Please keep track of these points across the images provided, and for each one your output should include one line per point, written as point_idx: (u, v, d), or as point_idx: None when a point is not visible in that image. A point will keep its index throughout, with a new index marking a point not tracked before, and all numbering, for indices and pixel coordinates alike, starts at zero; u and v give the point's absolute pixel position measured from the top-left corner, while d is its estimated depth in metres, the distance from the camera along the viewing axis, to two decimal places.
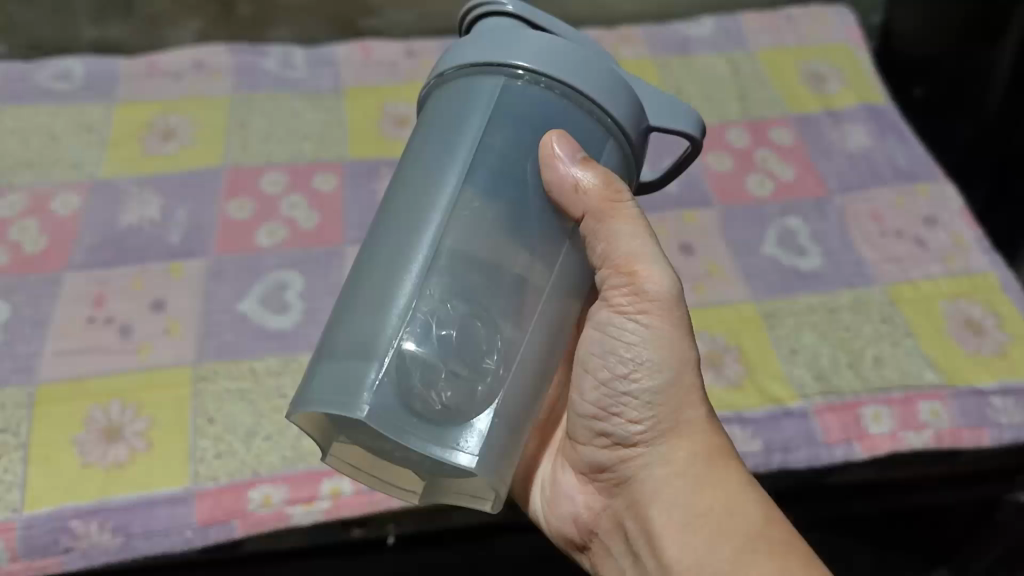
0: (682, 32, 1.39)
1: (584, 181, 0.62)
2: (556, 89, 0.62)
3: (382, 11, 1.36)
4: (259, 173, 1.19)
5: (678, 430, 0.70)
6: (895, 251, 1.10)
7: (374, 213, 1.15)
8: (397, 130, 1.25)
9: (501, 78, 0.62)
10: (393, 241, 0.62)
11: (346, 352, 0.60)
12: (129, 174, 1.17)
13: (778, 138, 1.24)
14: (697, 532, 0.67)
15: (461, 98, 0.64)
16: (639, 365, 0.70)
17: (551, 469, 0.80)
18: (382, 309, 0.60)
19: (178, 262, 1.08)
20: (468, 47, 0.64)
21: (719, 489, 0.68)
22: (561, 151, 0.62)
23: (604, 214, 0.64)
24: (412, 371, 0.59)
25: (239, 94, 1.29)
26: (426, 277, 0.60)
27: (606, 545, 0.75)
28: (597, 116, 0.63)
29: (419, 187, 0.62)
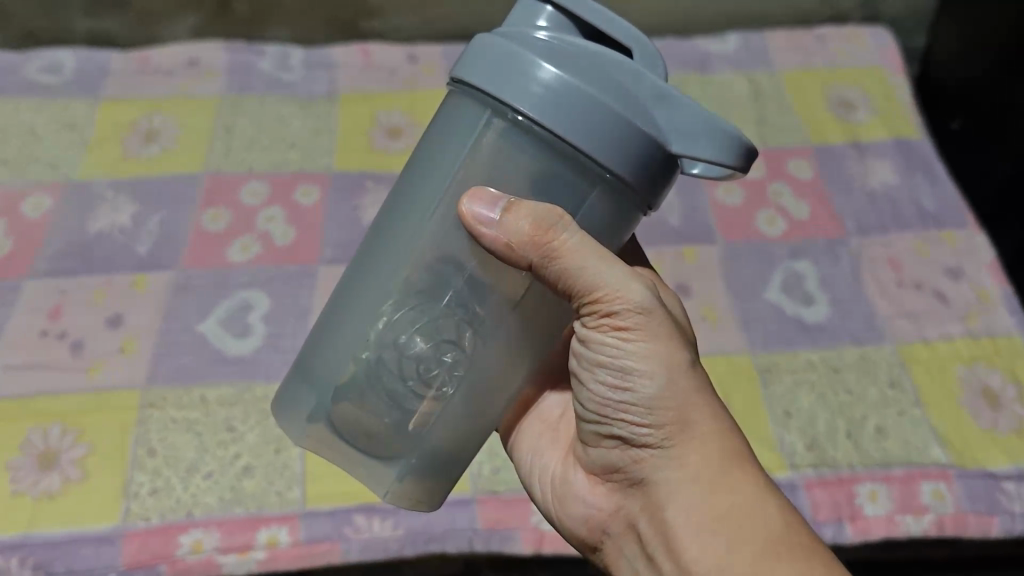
0: (702, 48, 1.30)
1: (513, 235, 0.49)
2: (544, 137, 0.48)
3: (384, 13, 1.30)
4: (239, 182, 1.14)
5: (687, 430, 0.56)
6: (913, 305, 1.01)
7: (354, 229, 1.09)
8: (388, 141, 1.18)
9: (490, 110, 0.49)
10: (375, 244, 0.54)
11: (311, 363, 0.55)
12: (106, 177, 1.12)
13: (795, 170, 1.15)
14: (715, 536, 0.53)
15: (455, 123, 0.51)
16: (632, 371, 0.55)
17: (559, 460, 0.67)
18: (350, 324, 0.54)
19: (143, 274, 1.02)
20: (471, 52, 0.50)
21: (739, 492, 0.54)
22: (478, 211, 0.49)
23: (543, 259, 0.50)
24: (365, 403, 0.54)
25: (229, 95, 1.24)
26: (396, 304, 0.52)
27: (619, 548, 0.61)
28: (589, 167, 0.48)
29: (405, 198, 0.53)
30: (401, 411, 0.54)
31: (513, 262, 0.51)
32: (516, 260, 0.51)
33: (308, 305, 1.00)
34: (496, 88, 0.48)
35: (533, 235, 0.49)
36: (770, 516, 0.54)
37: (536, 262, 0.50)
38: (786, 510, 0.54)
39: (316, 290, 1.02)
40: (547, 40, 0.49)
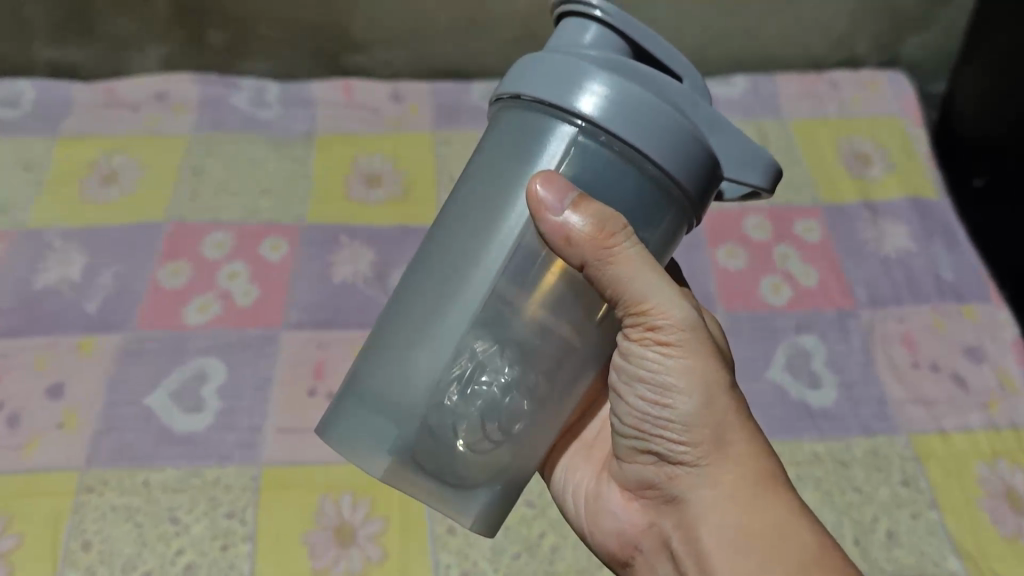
0: (707, 92, 1.21)
1: (576, 230, 0.49)
2: (613, 146, 0.50)
3: (370, 48, 1.21)
4: (203, 231, 1.05)
5: (722, 447, 0.56)
6: (929, 389, 0.92)
7: (323, 287, 1.00)
8: (366, 190, 1.10)
9: (555, 119, 0.51)
10: (440, 263, 0.53)
11: (373, 388, 0.53)
12: (61, 224, 1.04)
13: (803, 233, 1.06)
14: (749, 558, 0.54)
15: (517, 138, 0.53)
16: (669, 389, 0.56)
17: (594, 475, 0.67)
18: (417, 347, 0.52)
19: (91, 337, 0.94)
20: (528, 67, 0.52)
21: (773, 516, 0.55)
22: (546, 200, 0.49)
23: (601, 258, 0.50)
24: (438, 428, 0.52)
25: (200, 133, 1.16)
26: (470, 328, 0.52)
27: (652, 565, 0.62)
28: (652, 173, 0.50)
29: (473, 213, 0.53)
30: (478, 441, 0.53)
31: (568, 257, 0.51)
32: (567, 254, 0.51)
33: (268, 377, 0.92)
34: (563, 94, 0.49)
35: (594, 238, 0.50)
36: (806, 540, 0.54)
37: (591, 263, 0.51)
38: (817, 533, 0.55)
39: (278, 362, 0.93)
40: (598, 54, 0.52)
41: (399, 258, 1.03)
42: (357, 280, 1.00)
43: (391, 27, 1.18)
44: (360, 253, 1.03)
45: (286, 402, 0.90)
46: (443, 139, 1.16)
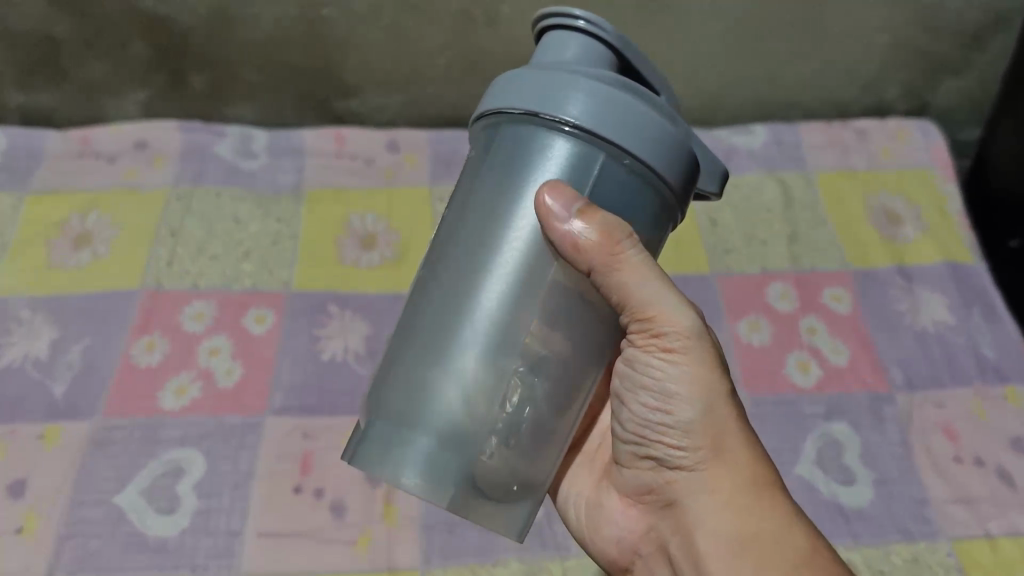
0: (725, 142, 1.13)
1: (583, 237, 0.51)
2: (609, 154, 0.52)
3: (363, 92, 1.12)
4: (181, 301, 0.96)
5: (722, 453, 0.59)
6: (972, 486, 0.84)
7: (311, 364, 0.92)
8: (359, 253, 1.02)
9: (549, 132, 0.53)
10: (448, 283, 0.54)
11: (397, 417, 0.53)
12: (26, 294, 0.96)
13: (830, 303, 0.98)
14: (743, 559, 0.57)
15: (516, 147, 0.54)
16: (671, 395, 0.59)
17: (593, 483, 0.70)
18: (439, 369, 0.52)
19: (57, 425, 0.86)
20: (518, 82, 0.54)
21: (770, 518, 0.57)
22: (555, 207, 0.51)
23: (610, 267, 0.53)
24: (470, 444, 0.52)
25: (179, 187, 1.07)
26: (493, 341, 0.52)
27: (651, 568, 0.64)
28: (643, 177, 0.53)
29: (474, 230, 0.54)
30: (500, 441, 0.53)
31: (576, 262, 0.54)
32: (580, 258, 0.53)
33: (248, 472, 0.84)
34: (557, 104, 0.52)
35: (605, 244, 0.52)
36: (798, 543, 0.57)
37: (598, 268, 0.53)
38: (809, 534, 0.57)
39: (258, 457, 0.85)
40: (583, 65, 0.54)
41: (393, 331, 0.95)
42: (348, 356, 0.92)
43: (384, 69, 1.09)
44: (351, 326, 0.95)
45: (267, 501, 0.82)
46: (441, 194, 1.08)
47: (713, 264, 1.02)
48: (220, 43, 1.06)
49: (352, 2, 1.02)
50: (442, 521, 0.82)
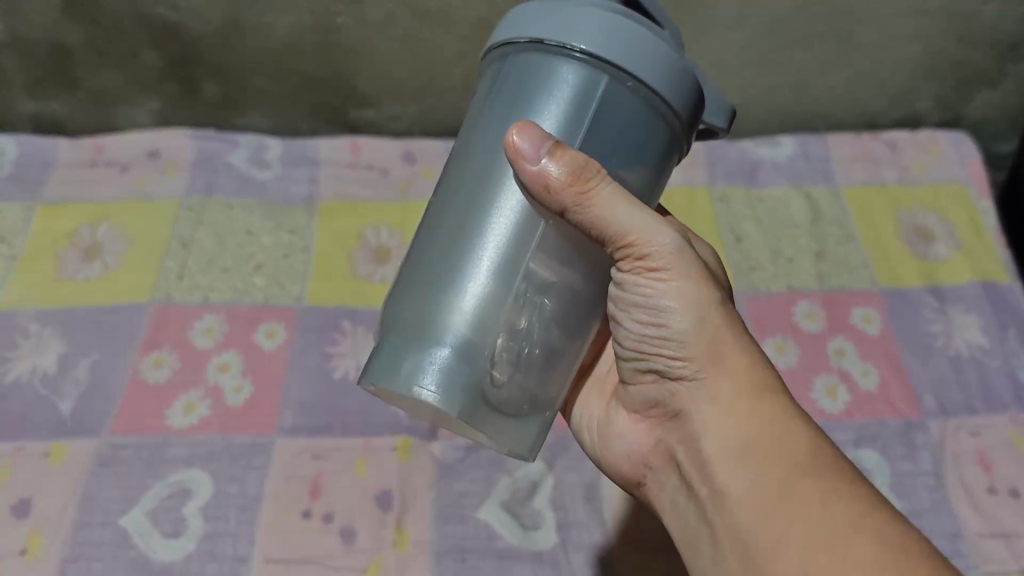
0: (750, 154, 1.10)
1: (552, 175, 0.54)
2: (622, 80, 0.58)
3: (379, 102, 1.10)
4: (191, 315, 0.94)
5: (717, 362, 0.59)
6: (1008, 519, 0.80)
7: (323, 381, 0.90)
8: (373, 267, 0.99)
9: (561, 61, 0.59)
10: (465, 214, 0.60)
11: (416, 333, 0.59)
12: (34, 306, 0.94)
13: (859, 323, 0.94)
14: (745, 463, 0.56)
15: (529, 81, 0.60)
16: (662, 311, 0.59)
17: (603, 406, 0.72)
18: (454, 293, 0.59)
19: (63, 443, 0.84)
20: (533, 17, 0.60)
21: (770, 421, 0.57)
22: (525, 149, 0.55)
23: (580, 200, 0.55)
24: (480, 360, 0.58)
25: (192, 197, 1.06)
26: (503, 268, 0.58)
27: (661, 481, 0.65)
28: (651, 101, 0.59)
29: (489, 160, 0.60)
30: (508, 363, 0.59)
31: (548, 204, 0.56)
32: (550, 201, 0.56)
33: (255, 495, 0.81)
34: (569, 33, 0.57)
35: (572, 181, 0.54)
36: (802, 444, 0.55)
37: (570, 206, 0.56)
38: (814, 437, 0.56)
39: (266, 479, 0.82)
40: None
41: None
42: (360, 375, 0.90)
43: (401, 78, 1.07)
44: (364, 344, 0.93)
45: (275, 525, 0.80)
46: None
47: (737, 281, 0.99)
48: (235, 51, 1.04)
49: (369, 9, 1.00)
50: (455, 548, 0.79)
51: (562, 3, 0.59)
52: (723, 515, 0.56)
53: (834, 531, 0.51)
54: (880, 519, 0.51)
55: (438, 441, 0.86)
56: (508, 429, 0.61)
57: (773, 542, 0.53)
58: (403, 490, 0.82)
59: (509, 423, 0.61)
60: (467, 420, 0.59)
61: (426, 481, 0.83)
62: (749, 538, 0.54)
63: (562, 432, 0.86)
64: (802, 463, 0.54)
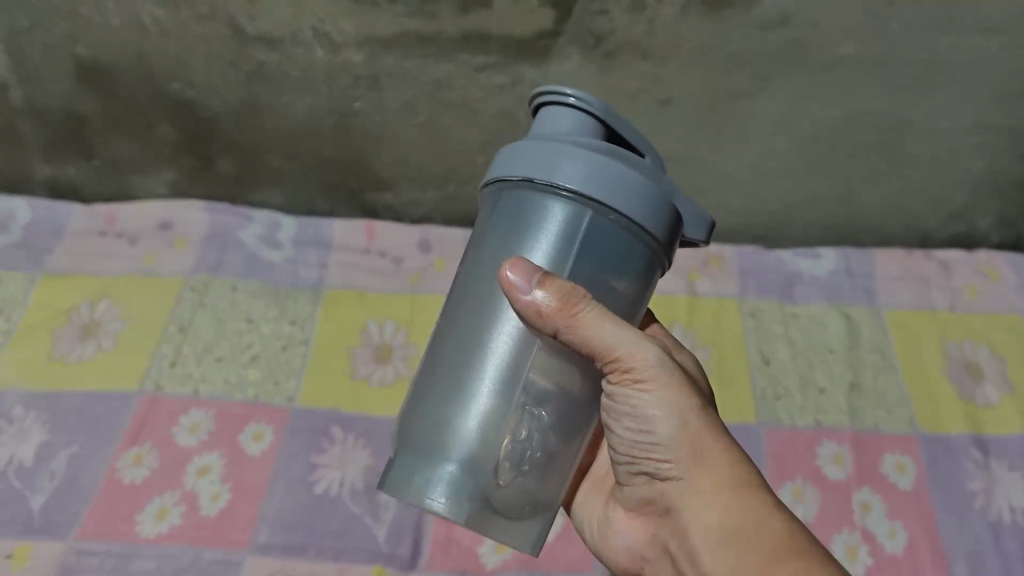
0: (785, 266, 1.04)
1: (544, 305, 0.53)
2: (607, 216, 0.56)
3: (397, 186, 1.06)
4: (178, 410, 0.90)
5: (701, 462, 0.57)
6: None
7: (304, 495, 0.84)
8: (373, 368, 0.94)
9: (546, 196, 0.57)
10: (469, 323, 0.59)
11: (425, 437, 0.57)
12: (22, 387, 0.92)
13: (891, 474, 0.86)
14: (728, 552, 0.55)
15: (516, 214, 0.58)
16: (648, 420, 0.58)
17: (602, 502, 0.68)
18: (459, 396, 0.57)
19: (27, 544, 0.81)
20: (520, 154, 0.58)
21: (751, 514, 0.55)
22: (515, 281, 0.54)
23: (571, 325, 0.54)
24: (485, 467, 0.56)
25: (197, 277, 1.02)
26: (506, 379, 0.57)
27: (658, 572, 0.63)
28: (637, 235, 0.56)
29: (487, 280, 0.59)
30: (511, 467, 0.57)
31: (540, 327, 0.55)
32: (542, 326, 0.54)
33: None
34: (552, 174, 0.55)
35: (561, 306, 0.53)
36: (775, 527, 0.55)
37: (562, 331, 0.54)
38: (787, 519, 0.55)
39: None
40: (576, 138, 0.57)
41: None
42: (343, 490, 0.85)
43: (420, 164, 1.02)
44: (352, 454, 0.87)
45: None
46: None
47: (762, 412, 0.90)
48: (251, 129, 1.01)
49: (388, 96, 0.96)
50: None
51: (550, 140, 0.57)
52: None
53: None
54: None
55: (416, 573, 0.80)
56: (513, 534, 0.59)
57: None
58: None
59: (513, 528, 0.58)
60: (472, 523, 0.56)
61: None
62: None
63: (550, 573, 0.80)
64: (781, 555, 0.53)
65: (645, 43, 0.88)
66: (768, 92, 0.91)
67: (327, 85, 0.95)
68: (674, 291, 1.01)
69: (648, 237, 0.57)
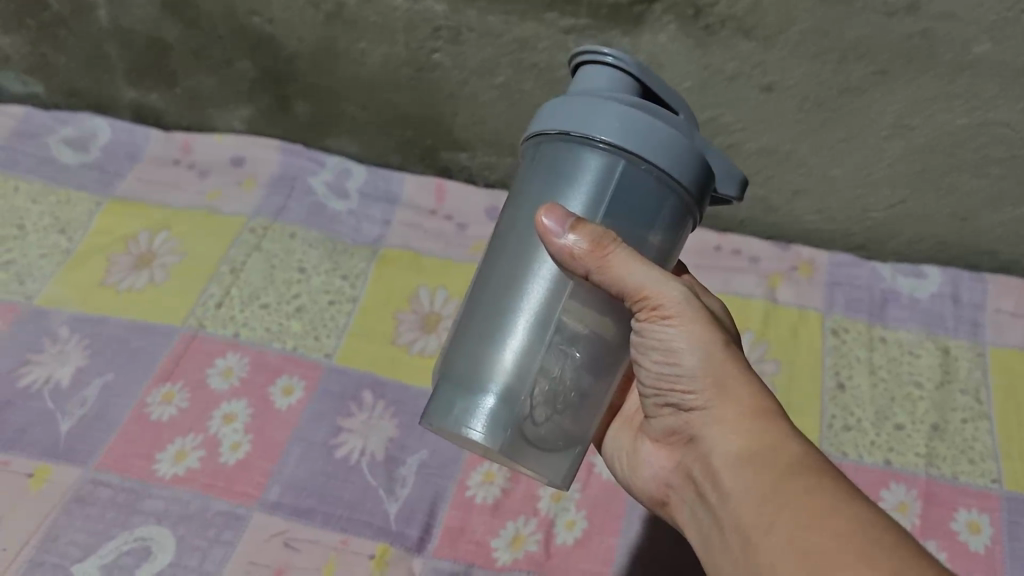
0: (879, 283, 0.93)
1: (575, 248, 0.51)
2: (645, 168, 0.52)
3: (472, 147, 1.00)
4: (215, 351, 0.89)
5: (726, 396, 0.53)
6: None
7: (322, 459, 0.82)
8: (416, 337, 0.90)
9: (579, 148, 0.53)
10: (506, 258, 0.56)
11: (461, 371, 0.55)
12: (71, 309, 0.92)
13: (962, 532, 0.76)
14: (751, 473, 0.49)
15: (550, 170, 0.55)
16: (671, 355, 0.54)
17: (630, 435, 0.63)
18: (497, 328, 0.55)
19: (48, 466, 0.81)
20: (553, 107, 0.54)
21: (775, 439, 0.50)
22: (549, 224, 0.51)
23: (599, 268, 0.51)
24: (519, 400, 0.53)
25: (259, 217, 1.00)
26: (542, 313, 0.54)
27: (679, 502, 0.57)
28: (674, 189, 0.53)
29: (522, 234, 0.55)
30: (546, 399, 0.54)
31: (572, 270, 0.53)
32: (573, 269, 0.52)
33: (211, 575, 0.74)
34: (588, 125, 0.52)
35: (593, 248, 0.50)
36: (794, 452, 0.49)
37: (592, 275, 0.52)
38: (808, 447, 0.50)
39: (227, 558, 0.75)
40: (614, 91, 0.53)
41: (420, 440, 0.83)
42: (363, 460, 0.81)
43: (498, 128, 0.97)
44: (378, 424, 0.84)
45: None
46: None
47: (825, 442, 0.81)
48: (328, 73, 0.97)
49: (467, 52, 0.90)
50: None
51: (586, 95, 0.53)
52: (730, 538, 0.50)
53: (833, 552, 0.43)
54: (893, 541, 0.43)
55: (421, 558, 0.76)
56: (546, 469, 0.56)
57: (769, 566, 0.46)
58: None
59: (545, 463, 0.56)
60: (508, 456, 0.54)
61: None
62: (750, 564, 0.47)
63: None
64: (799, 478, 0.48)
65: (749, 19, 0.78)
66: (885, 88, 0.81)
67: (406, 34, 0.90)
68: (751, 295, 0.92)
69: (686, 192, 0.53)
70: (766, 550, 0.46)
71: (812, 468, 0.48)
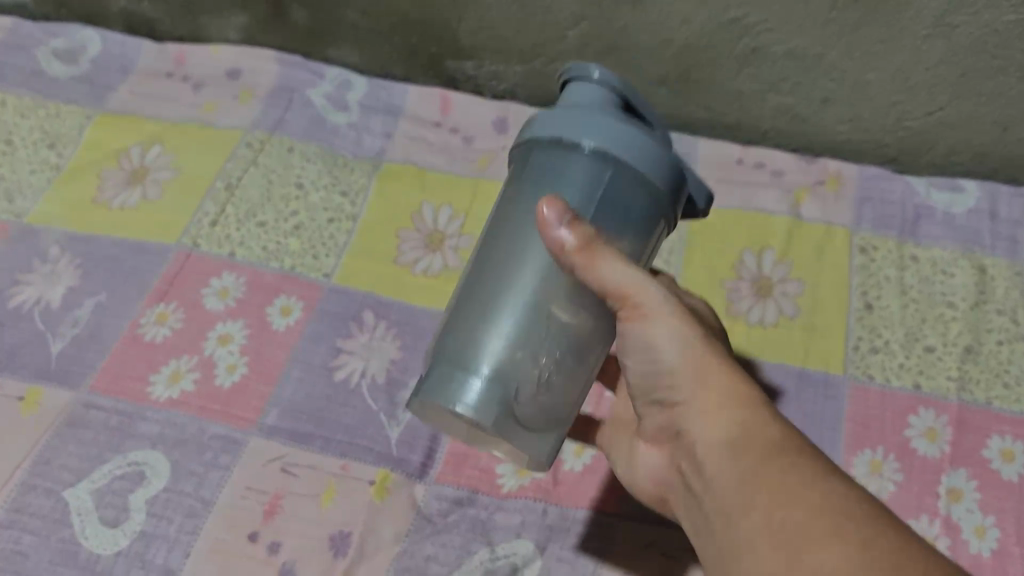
0: (914, 197, 0.87)
1: (564, 245, 0.49)
2: (629, 175, 0.52)
3: (479, 55, 0.94)
4: (211, 271, 0.85)
5: (708, 386, 0.50)
6: None
7: (322, 382, 0.78)
8: (419, 255, 0.86)
9: (568, 153, 0.53)
10: (502, 239, 0.55)
11: (452, 352, 0.53)
12: (61, 229, 0.88)
13: (994, 460, 0.72)
14: (738, 455, 0.47)
15: (535, 177, 0.54)
16: (653, 354, 0.51)
17: (628, 438, 0.61)
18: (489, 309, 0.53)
19: (39, 390, 0.78)
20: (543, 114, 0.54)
21: (757, 420, 0.48)
22: (545, 214, 0.49)
23: (583, 267, 0.49)
24: (510, 379, 0.52)
25: (256, 131, 0.95)
26: (535, 297, 0.53)
27: (676, 499, 0.55)
28: (654, 199, 0.53)
29: None
30: (538, 380, 0.53)
31: (561, 263, 0.51)
32: (561, 264, 0.50)
33: (207, 501, 0.72)
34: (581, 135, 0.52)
35: (581, 248, 0.48)
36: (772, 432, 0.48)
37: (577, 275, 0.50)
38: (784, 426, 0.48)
39: (223, 484, 0.73)
40: (602, 106, 0.53)
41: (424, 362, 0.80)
42: (363, 383, 0.78)
43: (506, 36, 0.91)
44: (381, 345, 0.81)
45: (216, 542, 0.70)
46: None
47: (850, 365, 0.77)
48: None
49: None
50: None
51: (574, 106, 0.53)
52: (713, 521, 0.48)
53: (808, 525, 0.42)
54: (870, 516, 0.42)
55: (424, 483, 0.73)
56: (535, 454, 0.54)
57: (749, 545, 0.44)
58: (365, 537, 0.70)
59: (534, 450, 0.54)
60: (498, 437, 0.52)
61: (395, 533, 0.70)
62: (728, 538, 0.46)
63: (567, 510, 0.71)
64: (778, 457, 0.46)
65: None
66: None
67: None
68: (774, 212, 0.87)
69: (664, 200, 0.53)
70: (744, 530, 0.45)
71: (790, 449, 0.46)
